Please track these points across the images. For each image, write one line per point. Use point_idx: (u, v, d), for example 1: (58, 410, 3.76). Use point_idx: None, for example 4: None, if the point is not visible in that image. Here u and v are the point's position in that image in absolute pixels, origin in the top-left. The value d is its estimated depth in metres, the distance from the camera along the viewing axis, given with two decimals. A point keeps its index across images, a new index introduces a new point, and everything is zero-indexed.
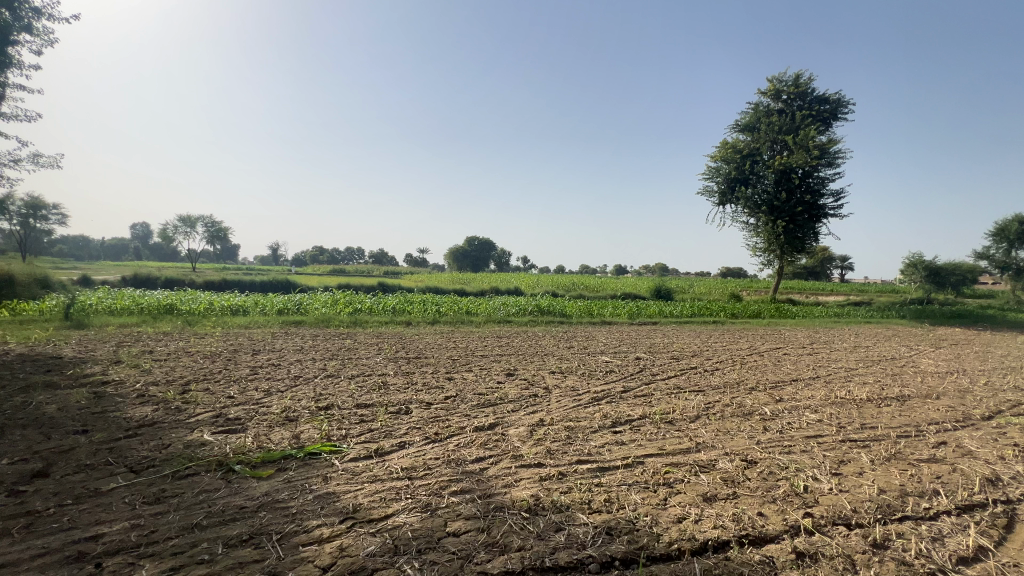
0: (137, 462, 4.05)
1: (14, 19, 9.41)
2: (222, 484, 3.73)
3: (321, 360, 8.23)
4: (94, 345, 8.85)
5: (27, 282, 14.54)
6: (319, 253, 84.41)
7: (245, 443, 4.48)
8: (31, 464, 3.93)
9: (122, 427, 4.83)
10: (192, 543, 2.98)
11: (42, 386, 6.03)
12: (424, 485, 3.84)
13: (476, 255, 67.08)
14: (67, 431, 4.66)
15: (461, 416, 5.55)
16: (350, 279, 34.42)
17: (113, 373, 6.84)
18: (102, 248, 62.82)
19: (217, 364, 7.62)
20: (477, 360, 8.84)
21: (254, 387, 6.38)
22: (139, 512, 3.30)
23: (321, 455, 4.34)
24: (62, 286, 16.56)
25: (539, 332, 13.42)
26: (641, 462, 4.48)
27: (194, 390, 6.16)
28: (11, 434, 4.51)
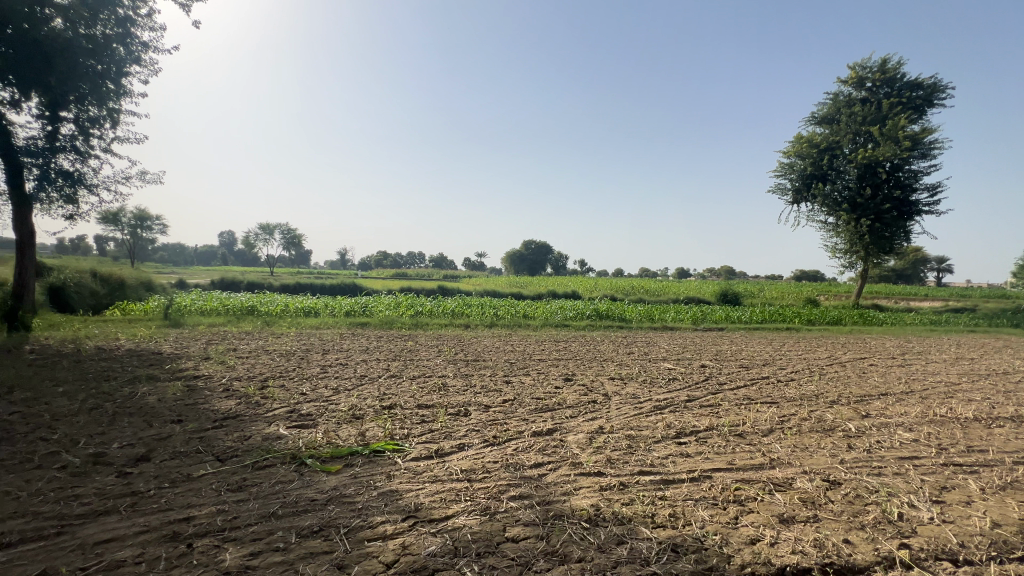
0: (223, 451, 4.39)
1: (128, 54, 10.59)
2: (295, 476, 3.96)
3: (384, 361, 8.54)
4: (187, 342, 9.74)
5: (135, 285, 16.40)
6: (383, 257, 88.40)
7: (316, 438, 4.73)
8: (137, 449, 4.38)
9: (211, 418, 5.27)
10: (269, 531, 3.18)
11: (144, 379, 6.73)
12: (483, 488, 3.85)
13: (532, 259, 67.25)
14: (165, 420, 5.16)
15: (519, 420, 5.55)
16: (411, 282, 35.93)
17: (203, 368, 7.51)
18: (194, 255, 69.52)
19: (292, 362, 8.15)
20: (534, 365, 8.77)
21: (324, 385, 6.75)
22: (224, 498, 3.57)
23: (385, 453, 4.49)
24: (163, 288, 18.52)
25: (597, 337, 13.15)
26: (708, 476, 4.24)
27: (270, 386, 6.60)
28: (120, 422, 5.05)
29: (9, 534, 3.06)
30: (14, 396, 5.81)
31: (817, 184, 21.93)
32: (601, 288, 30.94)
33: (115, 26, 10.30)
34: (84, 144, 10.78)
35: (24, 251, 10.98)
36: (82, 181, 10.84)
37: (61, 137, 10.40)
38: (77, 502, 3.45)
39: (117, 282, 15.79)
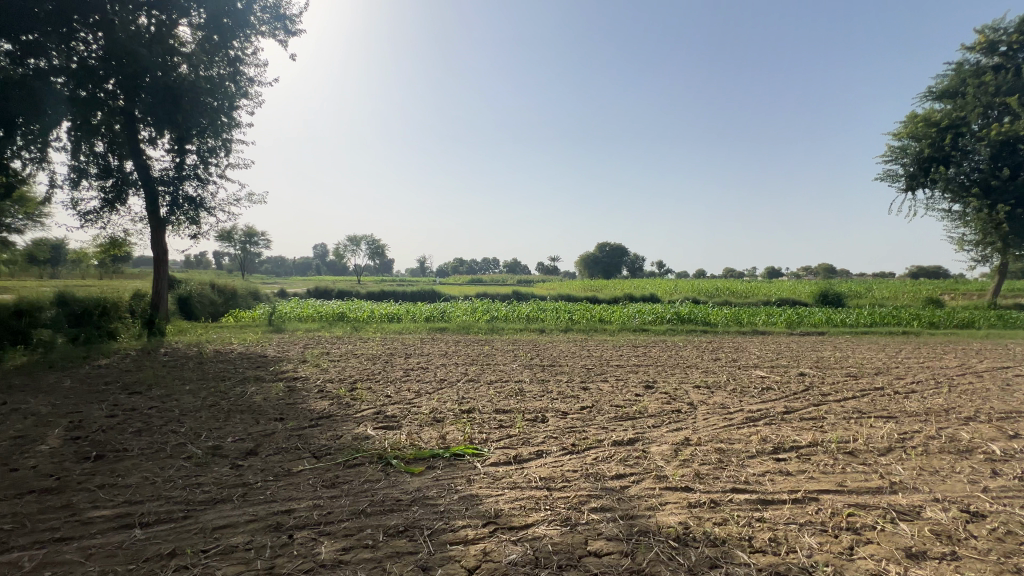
0: (319, 449, 4.72)
1: (237, 90, 12.02)
2: (381, 476, 4.14)
3: (462, 365, 8.73)
4: (287, 346, 10.67)
5: (245, 294, 18.39)
6: (459, 265, 91.33)
7: (400, 440, 4.93)
8: (247, 444, 4.84)
9: (308, 417, 5.71)
10: (359, 528, 3.33)
11: (253, 380, 7.48)
12: (563, 498, 3.76)
13: (607, 262, 65.83)
14: (270, 417, 5.66)
15: (599, 428, 5.39)
16: (489, 287, 37.38)
17: (301, 370, 8.17)
18: (294, 267, 76.74)
19: (377, 365, 8.60)
20: (612, 371, 8.51)
21: (407, 388, 7.04)
22: (320, 494, 3.81)
23: (465, 457, 4.56)
24: (267, 296, 20.57)
25: (679, 342, 12.51)
26: (814, 499, 3.81)
27: (359, 388, 7.00)
28: (234, 418, 5.63)
29: (147, 515, 3.49)
30: (152, 392, 6.72)
31: (938, 167, 19.23)
32: (681, 288, 31.60)
33: (227, 65, 11.68)
34: (204, 171, 12.25)
35: (159, 265, 12.75)
36: (203, 204, 12.35)
37: (187, 167, 11.91)
38: (200, 490, 3.87)
39: (231, 292, 17.79)
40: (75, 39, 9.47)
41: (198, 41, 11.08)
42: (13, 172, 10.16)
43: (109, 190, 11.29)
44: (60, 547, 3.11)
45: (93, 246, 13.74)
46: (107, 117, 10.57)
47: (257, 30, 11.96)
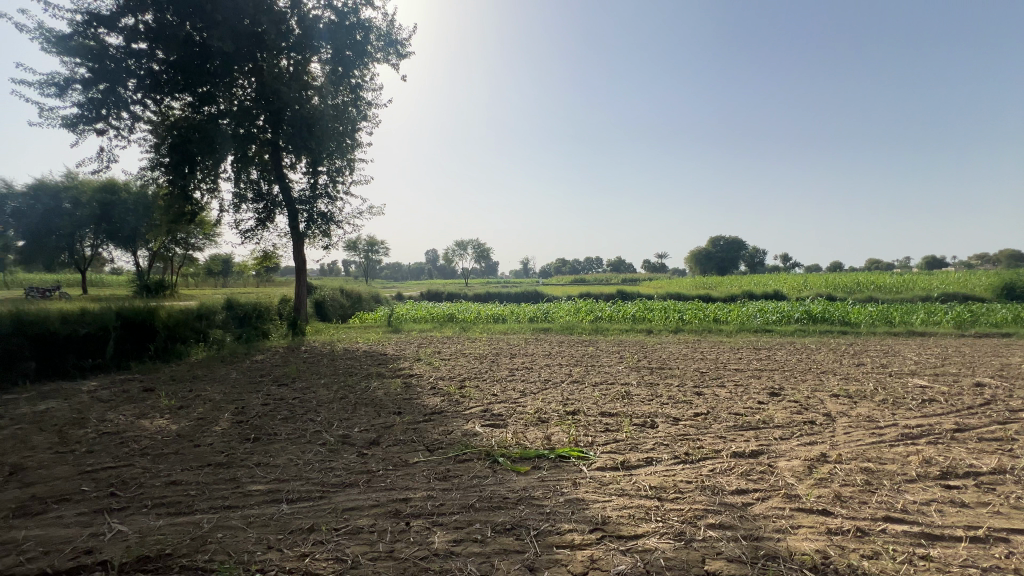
0: (432, 443, 5.01)
1: (358, 114, 13.41)
2: (489, 473, 4.25)
3: (567, 365, 8.71)
4: (404, 345, 11.56)
5: (368, 299, 20.32)
6: (562, 265, 91.31)
7: (506, 439, 5.03)
8: (370, 434, 5.31)
9: (422, 412, 6.09)
10: (469, 522, 3.45)
11: (376, 376, 8.20)
12: (676, 510, 3.52)
13: (721, 257, 60.91)
14: (389, 411, 6.16)
15: (715, 437, 4.97)
16: (591, 287, 36.98)
17: (415, 367, 8.79)
18: (409, 272, 83.32)
19: (485, 364, 8.93)
20: (730, 375, 7.80)
21: (512, 387, 7.18)
22: (433, 486, 4.03)
23: (571, 459, 4.49)
24: (387, 300, 22.48)
25: (810, 344, 11.06)
26: (1000, 539, 3.09)
27: (467, 386, 7.31)
28: (360, 410, 6.23)
29: (292, 492, 3.99)
30: (295, 385, 7.70)
31: None
32: (813, 288, 25.11)
33: (349, 92, 13.02)
34: (333, 189, 13.77)
35: (299, 274, 14.59)
36: (332, 219, 13.91)
37: (320, 186, 13.51)
38: (333, 473, 4.33)
39: (356, 296, 19.76)
40: (235, 86, 11.40)
41: (326, 73, 12.40)
42: (195, 202, 12.46)
43: (261, 211, 13.20)
44: (229, 514, 3.68)
45: (251, 260, 16.24)
46: (259, 149, 12.42)
47: (374, 57, 13.22)
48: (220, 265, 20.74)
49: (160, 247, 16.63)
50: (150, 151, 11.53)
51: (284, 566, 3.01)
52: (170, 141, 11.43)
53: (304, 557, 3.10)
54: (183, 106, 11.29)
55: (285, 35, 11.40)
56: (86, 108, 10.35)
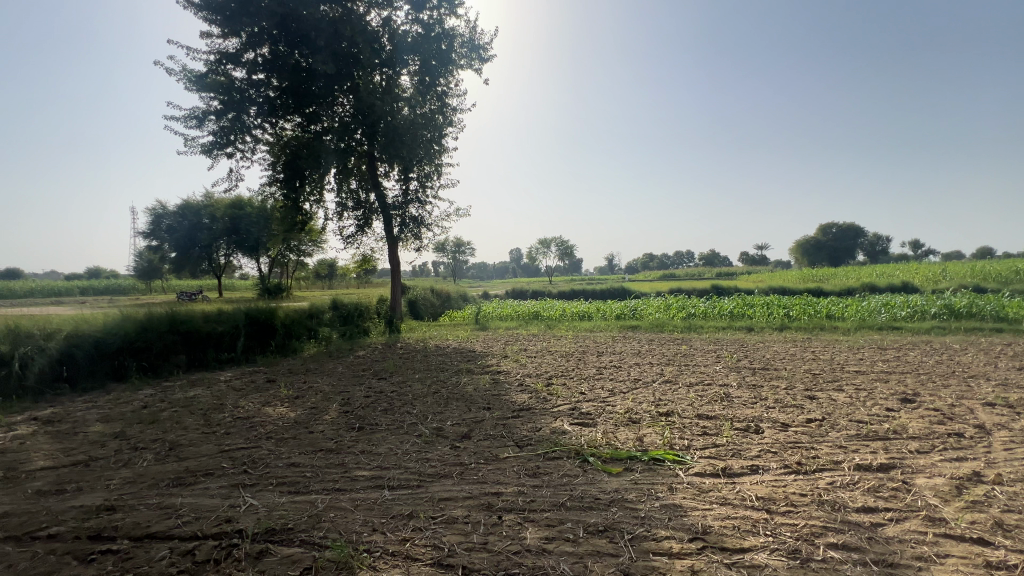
0: (521, 439, 5.06)
1: (445, 120, 13.96)
2: (579, 472, 4.18)
3: (658, 364, 8.33)
4: (492, 342, 11.84)
5: (455, 297, 21.10)
6: (649, 260, 87.78)
7: (596, 438, 4.92)
8: (462, 428, 5.50)
9: (510, 408, 6.17)
10: (560, 520, 3.43)
11: (465, 371, 8.48)
12: (788, 525, 3.19)
13: (834, 246, 54.68)
14: (479, 406, 6.32)
15: (833, 446, 4.44)
16: (681, 283, 35.19)
17: (503, 364, 8.94)
18: (493, 271, 85.42)
19: (572, 362, 8.85)
20: (850, 378, 6.95)
21: (600, 386, 7.02)
22: (524, 481, 4.06)
23: (665, 463, 4.27)
24: (474, 299, 23.19)
25: (953, 344, 9.50)
26: None
27: (554, 384, 7.28)
28: (452, 404, 6.47)
29: (393, 480, 4.24)
30: (393, 379, 8.21)
31: None
32: (954, 282, 19.78)
33: (436, 100, 13.64)
34: (423, 194, 14.50)
35: (394, 275, 15.55)
36: (423, 222, 14.67)
37: (411, 192, 14.30)
38: (429, 464, 4.54)
39: (445, 296, 20.61)
40: (336, 104, 12.46)
41: (415, 84, 13.10)
42: (304, 212, 13.80)
43: (360, 218, 14.26)
44: (339, 496, 4.01)
45: (352, 263, 17.64)
46: (357, 160, 13.43)
47: (458, 64, 13.70)
48: (326, 269, 22.81)
49: (277, 254, 18.69)
50: (268, 169, 12.99)
51: (388, 549, 3.20)
52: (284, 158, 12.77)
53: (405, 542, 3.27)
54: (294, 126, 12.56)
55: (378, 52, 12.21)
56: (218, 135, 11.91)
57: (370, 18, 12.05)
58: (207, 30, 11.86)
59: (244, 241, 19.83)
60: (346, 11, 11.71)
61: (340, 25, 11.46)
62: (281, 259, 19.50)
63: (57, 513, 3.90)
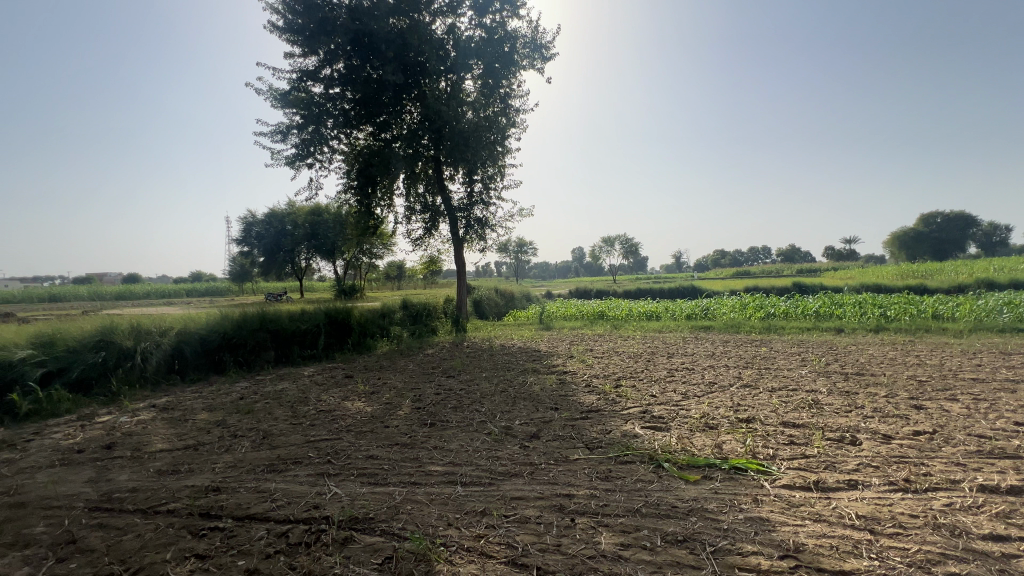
0: (591, 440, 4.98)
1: (509, 122, 14.07)
2: (654, 478, 4.03)
3: (736, 367, 7.87)
4: (557, 342, 11.76)
5: (519, 297, 21.25)
6: (720, 257, 83.25)
7: (670, 443, 4.73)
8: (531, 427, 5.51)
9: (579, 409, 6.09)
10: (636, 527, 3.32)
11: (531, 371, 8.49)
12: (897, 549, 2.88)
13: (939, 238, 48.86)
14: (547, 406, 6.30)
15: (949, 464, 3.94)
16: (757, 281, 33.10)
17: (569, 365, 8.86)
18: (555, 270, 85.25)
19: (641, 364, 8.58)
20: (966, 386, 6.15)
21: (672, 389, 6.75)
22: (595, 484, 3.99)
23: (748, 472, 4.02)
24: (537, 298, 23.25)
25: None
26: None
27: (623, 386, 7.10)
28: (519, 404, 6.50)
29: (465, 476, 4.33)
30: (461, 377, 8.40)
31: None
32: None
33: (499, 102, 13.82)
34: (487, 195, 14.73)
35: (460, 276, 15.94)
36: (487, 223, 14.92)
37: (476, 194, 14.58)
38: (500, 462, 4.60)
39: (509, 295, 20.83)
40: (404, 112, 12.98)
41: (478, 88, 13.34)
42: (376, 217, 14.54)
43: (428, 221, 14.76)
44: (415, 489, 4.16)
45: (420, 264, 18.30)
46: (424, 165, 13.91)
47: (521, 65, 13.77)
48: (396, 271, 23.88)
49: (352, 257, 19.84)
50: (344, 177, 13.82)
51: (463, 544, 3.26)
52: (358, 166, 13.53)
53: (479, 539, 3.32)
54: (367, 135, 13.25)
55: (443, 59, 12.56)
56: (300, 147, 12.84)
57: (435, 26, 12.42)
58: (290, 51, 12.83)
59: (322, 245, 21.21)
60: (413, 22, 12.16)
61: (407, 36, 11.93)
62: (355, 261, 20.65)
63: (174, 491, 4.37)
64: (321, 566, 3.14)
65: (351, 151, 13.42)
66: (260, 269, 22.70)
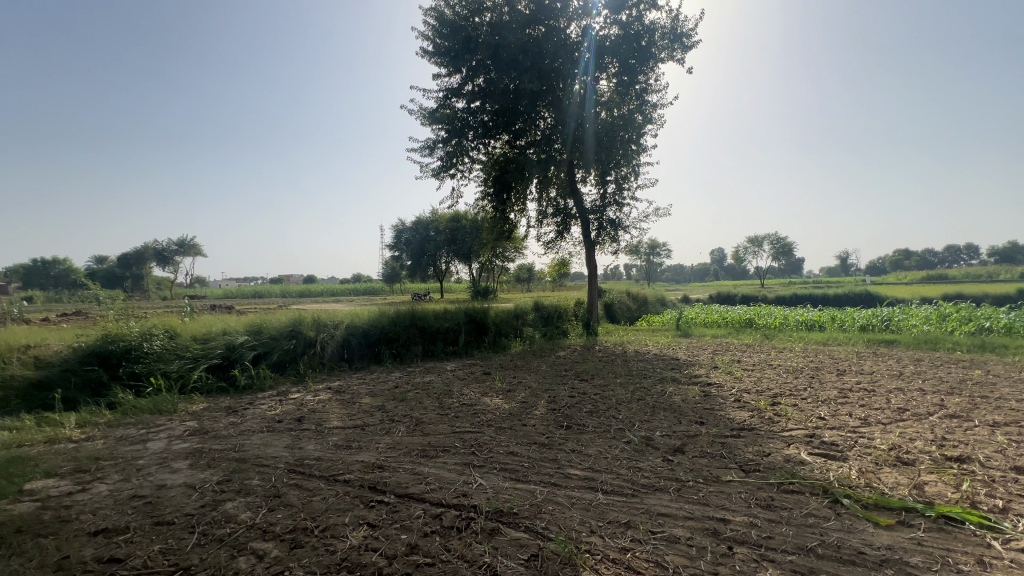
0: (746, 462, 4.49)
1: (645, 119, 13.58)
2: (831, 515, 3.47)
3: (936, 392, 6.44)
4: (698, 351, 10.94)
5: (652, 301, 20.35)
6: (902, 257, 69.52)
7: (849, 476, 4.04)
8: (674, 441, 5.17)
9: (729, 426, 5.55)
10: (811, 569, 2.89)
11: (670, 381, 8.00)
12: None
13: None
14: (691, 419, 5.87)
15: None
16: (957, 287, 27.00)
17: (714, 376, 8.14)
18: (690, 273, 79.93)
19: (803, 380, 7.52)
20: None
21: (847, 412, 5.77)
22: (755, 512, 3.57)
23: (966, 525, 3.23)
24: (672, 303, 22.00)
25: None
26: None
27: (782, 404, 6.29)
28: (659, 414, 6.16)
29: (606, 484, 4.24)
30: (595, 382, 8.27)
31: None
32: None
33: (635, 100, 13.41)
34: (620, 196, 14.36)
35: (592, 278, 15.77)
36: (621, 224, 14.54)
37: (609, 196, 14.33)
38: (642, 473, 4.39)
39: (642, 299, 20.08)
40: (539, 119, 13.29)
41: (613, 87, 13.14)
42: (510, 221, 15.15)
43: (559, 224, 14.93)
44: (556, 490, 4.19)
45: (551, 267, 18.60)
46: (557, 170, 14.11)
47: (659, 58, 13.19)
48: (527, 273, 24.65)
49: (487, 260, 20.99)
50: (482, 185, 14.67)
51: (610, 555, 3.18)
52: (495, 174, 14.26)
53: (626, 552, 3.20)
54: (503, 144, 13.88)
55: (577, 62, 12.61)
56: (445, 160, 13.98)
57: (571, 30, 12.50)
58: (438, 72, 14.05)
59: (461, 250, 22.83)
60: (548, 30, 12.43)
61: (543, 44, 12.17)
62: (489, 264, 21.80)
63: (348, 464, 5.04)
64: (471, 552, 3.32)
65: (489, 160, 14.19)
66: (408, 271, 25.29)
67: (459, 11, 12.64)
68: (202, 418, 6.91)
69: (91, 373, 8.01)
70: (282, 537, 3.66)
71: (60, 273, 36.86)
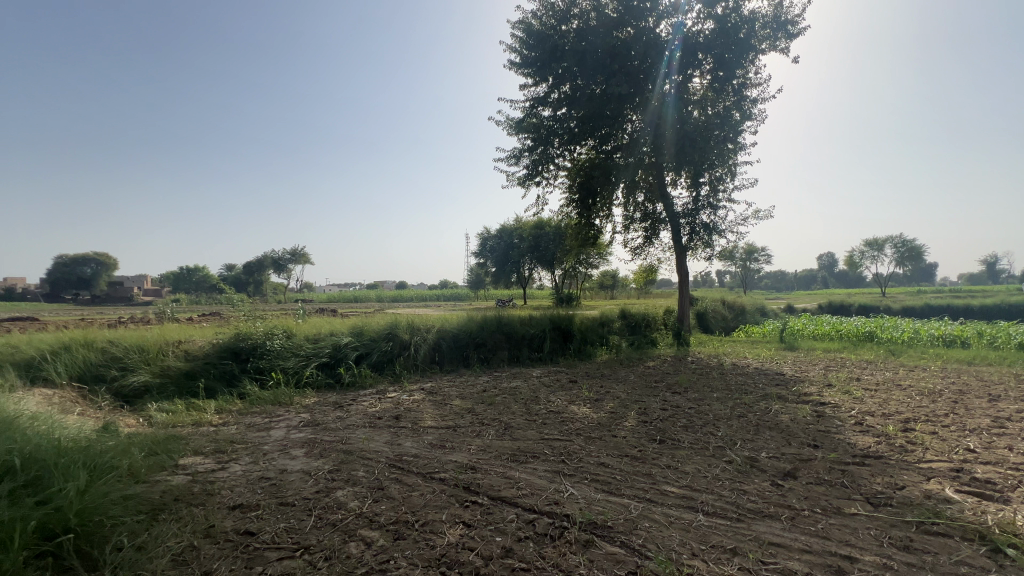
0: (874, 495, 3.98)
1: (743, 115, 12.78)
2: (991, 566, 2.96)
3: None
4: (807, 366, 9.94)
5: (751, 311, 18.88)
6: None
7: (1013, 522, 3.41)
8: (784, 464, 4.72)
9: (849, 452, 4.96)
10: None
11: (776, 398, 7.33)
12: None
13: None
14: (803, 442, 5.33)
15: None
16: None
17: (828, 395, 7.34)
18: (792, 280, 73.18)
19: (943, 404, 6.51)
20: None
21: (1006, 445, 4.89)
22: (889, 553, 3.15)
23: None
24: (773, 313, 20.25)
25: None
26: None
27: (916, 431, 5.49)
28: (765, 434, 5.67)
29: (707, 504, 3.98)
30: (689, 395, 7.82)
31: None
32: None
33: (732, 96, 12.67)
34: (715, 198, 13.56)
35: (683, 285, 15.01)
36: (715, 228, 13.70)
37: (702, 199, 13.59)
38: (747, 497, 4.07)
39: (739, 308, 18.72)
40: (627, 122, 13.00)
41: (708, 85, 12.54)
42: (596, 227, 14.95)
43: (647, 229, 14.44)
44: (651, 507, 4.02)
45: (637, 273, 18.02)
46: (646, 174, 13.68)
47: (759, 49, 12.34)
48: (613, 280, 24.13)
49: (571, 266, 20.88)
50: (567, 191, 14.66)
51: None
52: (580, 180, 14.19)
53: None
54: (588, 150, 13.76)
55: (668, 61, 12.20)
56: (531, 168, 14.18)
57: (661, 29, 12.12)
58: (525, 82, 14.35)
59: (544, 256, 22.94)
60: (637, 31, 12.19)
61: (631, 45, 11.92)
62: (574, 271, 21.65)
63: (442, 463, 5.26)
64: (566, 562, 3.29)
65: (574, 166, 14.15)
66: (493, 278, 25.93)
67: (546, 21, 12.80)
68: (314, 412, 7.61)
69: (226, 366, 9.19)
70: (387, 527, 3.91)
71: (199, 279, 42.79)
